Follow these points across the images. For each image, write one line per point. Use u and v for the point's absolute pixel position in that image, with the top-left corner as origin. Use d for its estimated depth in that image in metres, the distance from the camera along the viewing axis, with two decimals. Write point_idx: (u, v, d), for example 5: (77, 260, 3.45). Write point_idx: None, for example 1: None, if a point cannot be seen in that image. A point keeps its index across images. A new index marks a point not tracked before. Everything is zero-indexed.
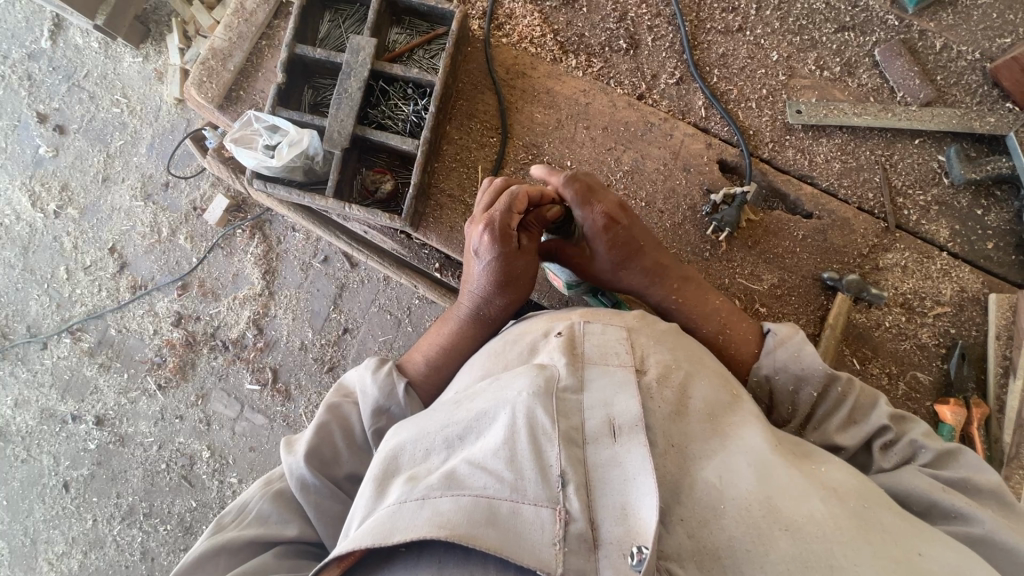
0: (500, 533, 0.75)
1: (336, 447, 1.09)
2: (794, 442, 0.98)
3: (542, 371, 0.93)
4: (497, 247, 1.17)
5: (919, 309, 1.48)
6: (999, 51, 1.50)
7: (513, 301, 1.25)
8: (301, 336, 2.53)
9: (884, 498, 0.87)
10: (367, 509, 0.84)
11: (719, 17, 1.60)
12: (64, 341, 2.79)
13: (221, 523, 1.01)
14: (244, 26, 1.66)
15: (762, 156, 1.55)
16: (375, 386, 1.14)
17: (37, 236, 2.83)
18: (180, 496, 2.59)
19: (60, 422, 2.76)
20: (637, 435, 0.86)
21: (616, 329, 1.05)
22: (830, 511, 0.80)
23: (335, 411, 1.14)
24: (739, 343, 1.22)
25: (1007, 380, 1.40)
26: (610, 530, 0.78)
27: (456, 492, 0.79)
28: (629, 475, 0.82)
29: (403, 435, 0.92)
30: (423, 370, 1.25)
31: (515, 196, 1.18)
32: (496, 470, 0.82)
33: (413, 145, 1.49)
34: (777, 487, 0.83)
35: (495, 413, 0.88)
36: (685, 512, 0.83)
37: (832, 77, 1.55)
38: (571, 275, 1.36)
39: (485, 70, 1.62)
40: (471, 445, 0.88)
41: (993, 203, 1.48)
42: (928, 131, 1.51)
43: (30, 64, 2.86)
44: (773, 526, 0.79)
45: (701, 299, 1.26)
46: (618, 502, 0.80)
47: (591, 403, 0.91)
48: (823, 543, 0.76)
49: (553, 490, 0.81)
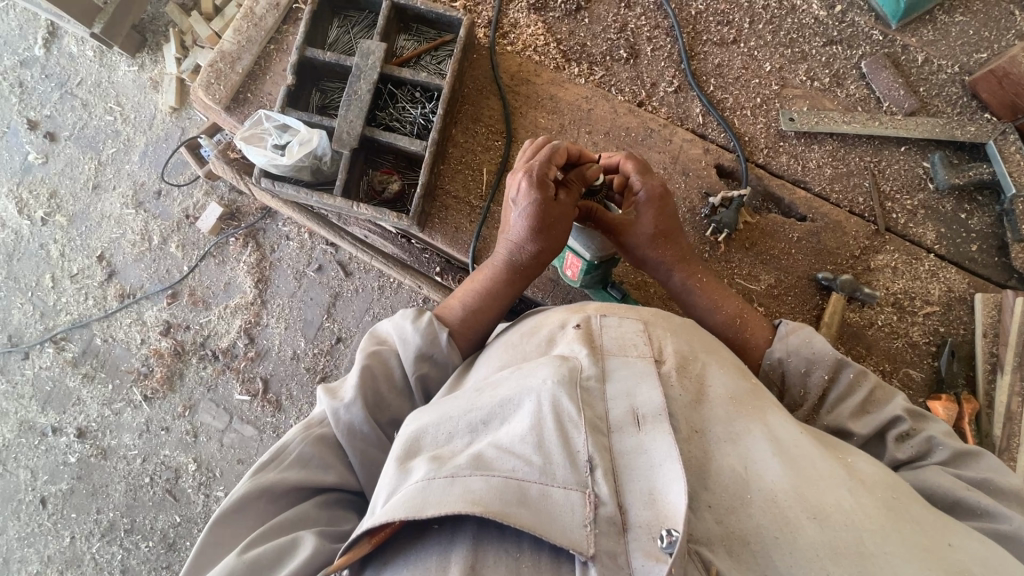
0: (532, 514, 0.76)
1: (379, 390, 1.09)
2: (816, 431, 0.99)
3: (565, 362, 0.93)
4: (538, 193, 1.19)
5: (910, 308, 1.54)
6: (976, 65, 1.59)
7: (549, 252, 1.26)
8: (294, 345, 2.51)
9: (911, 492, 0.89)
10: (391, 486, 0.84)
11: (714, 30, 1.67)
12: (46, 351, 2.73)
13: (260, 464, 0.99)
14: (252, 31, 1.69)
15: (757, 161, 1.61)
16: (417, 334, 1.15)
17: (23, 243, 2.79)
18: (164, 511, 2.52)
19: (38, 435, 2.68)
20: (661, 424, 0.87)
21: (632, 322, 1.05)
22: (858, 500, 0.82)
23: (376, 356, 1.13)
24: (753, 331, 1.26)
25: (996, 376, 1.46)
26: (638, 514, 0.79)
27: (485, 472, 0.80)
28: (654, 462, 0.83)
29: (425, 418, 0.93)
30: (459, 316, 1.25)
31: (556, 150, 1.24)
32: (524, 454, 0.83)
33: (421, 146, 1.52)
34: (803, 476, 0.84)
35: (520, 401, 0.89)
36: (712, 498, 0.83)
37: (822, 87, 1.63)
38: (596, 253, 1.33)
39: (490, 76, 1.67)
40: (496, 430, 0.89)
41: (976, 207, 1.55)
42: (913, 139, 1.58)
43: (22, 71, 2.85)
44: (801, 515, 0.80)
45: (714, 289, 1.32)
46: (645, 488, 0.81)
47: (614, 394, 0.92)
48: (852, 532, 0.78)
49: (582, 474, 0.82)
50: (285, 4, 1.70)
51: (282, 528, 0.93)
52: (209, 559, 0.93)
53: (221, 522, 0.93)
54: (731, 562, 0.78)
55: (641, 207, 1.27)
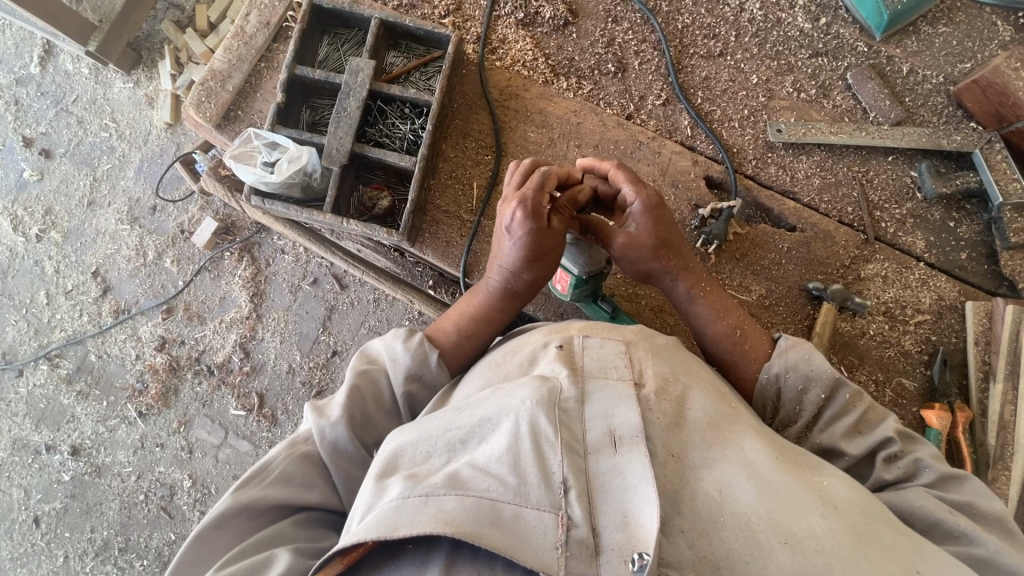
0: (504, 536, 0.75)
1: (367, 412, 1.08)
2: (796, 453, 0.98)
3: (545, 382, 0.93)
4: (531, 220, 1.19)
5: (901, 317, 1.53)
6: (960, 75, 1.61)
7: (546, 274, 1.26)
8: (289, 359, 2.50)
9: (886, 515, 0.88)
10: (367, 505, 0.83)
11: (701, 43, 1.69)
12: (40, 368, 2.71)
13: (242, 480, 0.98)
14: (243, 50, 1.70)
15: (746, 172, 1.62)
16: (408, 356, 1.14)
17: (17, 260, 2.78)
18: (158, 529, 2.49)
19: (33, 453, 2.66)
20: (637, 446, 0.86)
21: (614, 343, 1.05)
22: (830, 526, 0.81)
23: (365, 375, 1.12)
24: (750, 344, 1.24)
25: (989, 385, 1.45)
26: (611, 537, 0.78)
27: (460, 492, 0.79)
28: (629, 483, 0.83)
29: (405, 438, 0.92)
30: (453, 338, 1.24)
31: (545, 177, 1.24)
32: (500, 475, 0.82)
33: (410, 162, 1.53)
34: (776, 501, 0.83)
35: (499, 420, 0.88)
36: (685, 522, 0.82)
37: (809, 98, 1.64)
38: (585, 268, 1.33)
39: (479, 92, 1.68)
40: (474, 449, 0.88)
41: (964, 216, 1.56)
42: (900, 149, 1.59)
43: (18, 89, 2.87)
44: (772, 540, 0.79)
45: (716, 297, 1.30)
46: (618, 509, 0.80)
47: (592, 414, 0.91)
48: (823, 558, 0.77)
49: (556, 495, 0.81)
50: (275, 22, 1.71)
51: (261, 545, 0.91)
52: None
53: (199, 539, 0.92)
54: None
55: (633, 219, 1.25)
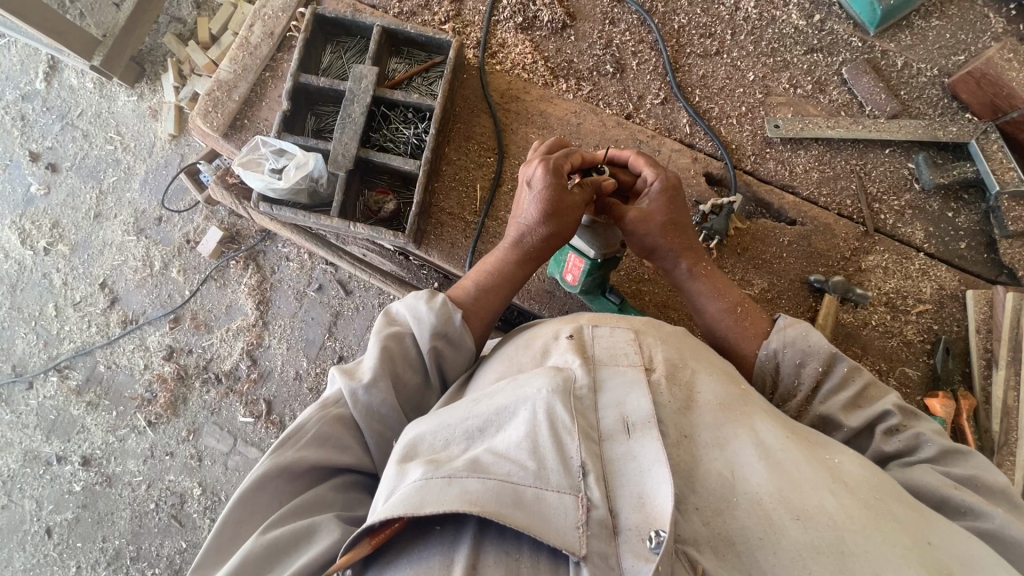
0: (526, 517, 0.77)
1: (398, 372, 1.08)
2: (805, 430, 0.99)
3: (560, 372, 0.94)
4: (551, 176, 1.21)
5: (902, 307, 1.55)
6: (955, 68, 1.63)
7: (564, 235, 1.25)
8: (296, 365, 2.53)
9: (897, 489, 0.89)
10: (389, 488, 0.84)
11: (697, 42, 1.71)
12: (50, 380, 2.74)
13: (277, 442, 0.96)
14: (248, 60, 1.73)
15: (745, 168, 1.65)
16: (432, 313, 1.13)
17: (26, 273, 2.82)
18: (169, 537, 2.52)
19: (44, 464, 2.69)
20: (651, 431, 0.88)
21: (623, 331, 1.06)
22: (841, 502, 0.82)
23: (394, 336, 1.11)
24: (751, 328, 1.25)
25: (992, 372, 1.47)
26: (629, 516, 0.80)
27: (482, 475, 0.81)
28: (643, 467, 0.84)
29: (423, 426, 0.92)
30: (472, 295, 1.23)
31: (572, 151, 1.29)
32: (520, 460, 0.84)
33: (415, 166, 1.56)
34: (787, 479, 0.85)
35: (515, 408, 0.90)
36: (699, 500, 0.84)
37: (805, 94, 1.66)
38: (601, 251, 1.32)
39: (481, 95, 1.71)
40: (491, 437, 0.89)
41: (962, 206, 1.58)
42: (897, 141, 1.61)
43: (24, 105, 2.91)
44: (784, 517, 0.81)
45: (716, 276, 1.33)
46: (635, 491, 0.83)
47: (605, 403, 0.93)
48: (834, 531, 0.79)
49: (575, 478, 0.83)
50: (279, 32, 1.75)
51: (301, 511, 0.92)
52: (232, 533, 0.93)
53: (243, 500, 0.93)
54: (716, 562, 0.79)
55: (649, 196, 1.27)
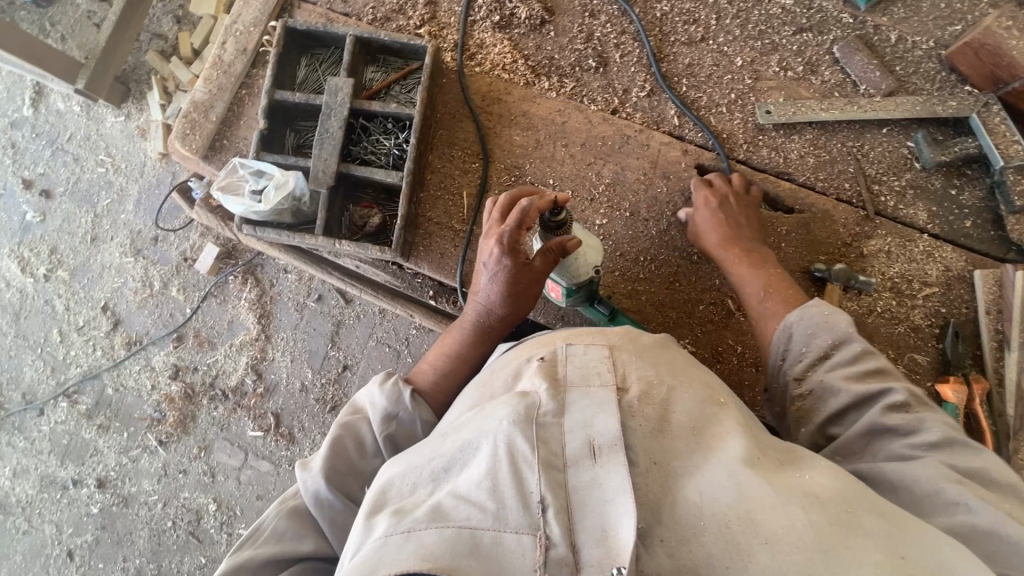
0: (481, 564, 0.72)
1: (351, 459, 1.09)
2: (781, 446, 0.94)
3: (523, 399, 0.90)
4: (507, 257, 1.23)
5: (908, 292, 1.50)
6: (951, 38, 1.57)
7: (516, 312, 1.30)
8: (301, 377, 2.52)
9: (877, 502, 0.82)
10: (355, 544, 0.81)
11: (682, 29, 1.65)
12: (60, 405, 2.75)
13: (236, 545, 0.99)
14: (223, 79, 1.70)
15: (737, 157, 1.59)
16: (383, 397, 1.16)
17: (29, 300, 2.81)
18: (188, 553, 2.53)
19: (61, 488, 2.70)
20: (617, 455, 0.83)
21: (597, 348, 1.02)
22: (812, 520, 0.76)
23: (348, 426, 1.14)
24: (782, 302, 1.28)
25: (1004, 354, 1.42)
26: (591, 552, 0.74)
27: (440, 524, 0.77)
28: (607, 496, 0.79)
29: (392, 472, 0.91)
30: (433, 378, 1.27)
31: (526, 212, 1.22)
32: (478, 500, 0.80)
33: (397, 177, 1.52)
34: (757, 498, 0.79)
35: (478, 444, 0.86)
36: (665, 531, 0.78)
37: (797, 76, 1.61)
38: (573, 280, 1.30)
39: (461, 99, 1.66)
40: (456, 477, 0.85)
41: (966, 182, 1.52)
42: (894, 120, 1.56)
43: (13, 132, 2.89)
44: (751, 540, 0.74)
45: (752, 260, 1.37)
46: (599, 523, 0.77)
47: (572, 426, 0.87)
48: (805, 553, 0.72)
49: (534, 515, 0.78)
50: (252, 48, 1.71)
51: None
52: None
53: None
54: None
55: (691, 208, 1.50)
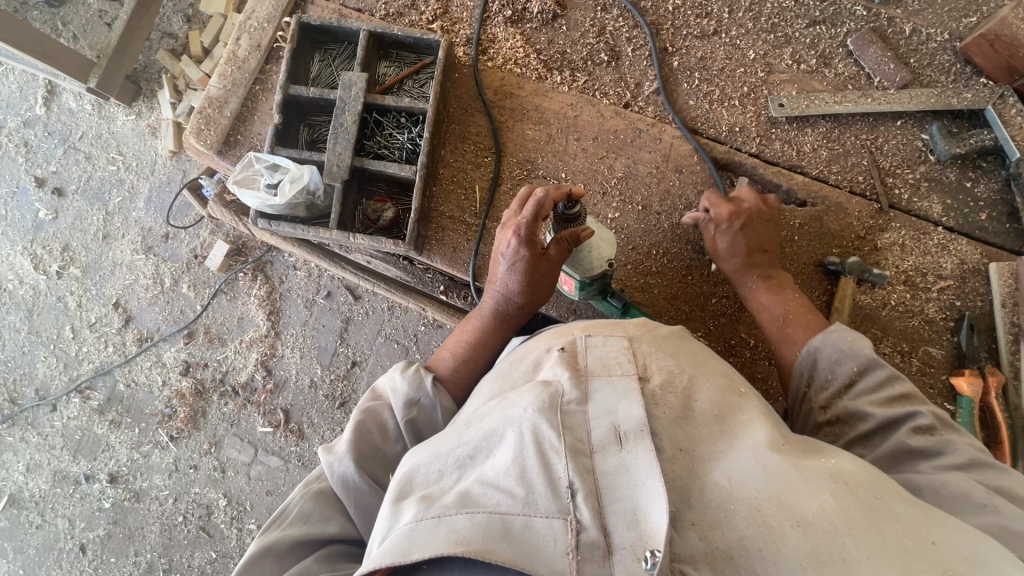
0: (514, 547, 0.73)
1: (374, 442, 1.10)
2: (801, 437, 0.95)
3: (546, 388, 0.91)
4: (524, 247, 1.25)
5: (922, 285, 1.50)
6: (966, 30, 1.56)
7: (532, 302, 1.31)
8: (311, 373, 2.53)
9: (903, 491, 0.82)
10: (384, 529, 0.82)
11: (693, 23, 1.65)
12: (73, 401, 2.78)
13: (264, 528, 1.00)
14: (237, 74, 1.71)
15: (750, 151, 1.59)
16: (405, 382, 1.17)
17: (41, 297, 2.84)
18: (199, 548, 2.55)
19: (73, 483, 2.73)
20: (644, 441, 0.83)
21: (617, 340, 1.03)
22: (842, 504, 0.76)
23: (371, 412, 1.14)
24: (801, 331, 1.28)
25: (1019, 347, 1.41)
26: (622, 535, 0.75)
27: (471, 510, 0.78)
28: (636, 480, 0.79)
29: (417, 458, 0.91)
30: (451, 366, 1.29)
31: (542, 203, 1.25)
32: (507, 487, 0.80)
33: (411, 171, 1.53)
34: (787, 482, 0.79)
35: (503, 432, 0.87)
36: (695, 516, 0.79)
37: (810, 69, 1.60)
38: (586, 274, 1.29)
39: (474, 93, 1.67)
40: (482, 464, 0.86)
41: (981, 174, 1.52)
42: (908, 112, 1.55)
43: (26, 131, 2.92)
44: (784, 523, 0.75)
45: (772, 285, 1.37)
46: (629, 507, 0.77)
47: (596, 413, 0.88)
48: (837, 536, 0.72)
49: (563, 500, 0.78)
50: (266, 43, 1.72)
51: None
52: None
53: None
54: None
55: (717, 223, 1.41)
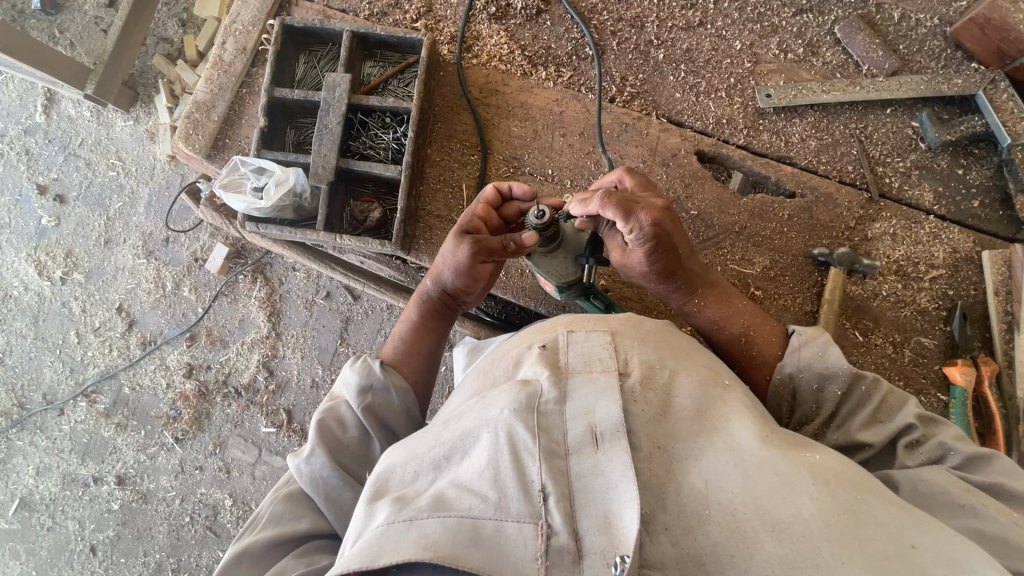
0: (483, 554, 0.73)
1: (335, 437, 1.10)
2: (785, 431, 0.93)
3: (525, 388, 0.90)
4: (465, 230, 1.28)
5: (914, 275, 1.48)
6: (956, 14, 1.53)
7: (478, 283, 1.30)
8: (312, 374, 2.55)
9: (884, 491, 0.81)
10: (358, 531, 0.82)
11: (679, 15, 1.63)
12: (79, 405, 2.81)
13: (238, 536, 1.02)
14: (223, 78, 1.72)
15: (737, 143, 1.58)
16: (355, 374, 1.17)
17: (46, 303, 2.88)
18: (207, 547, 2.58)
19: (82, 486, 2.77)
20: (619, 442, 0.82)
21: (600, 334, 1.01)
22: (820, 509, 0.75)
23: (329, 411, 1.15)
24: (763, 349, 1.21)
25: (1013, 335, 1.40)
26: (593, 540, 0.75)
27: (443, 514, 0.78)
28: (610, 484, 0.79)
29: (394, 459, 0.90)
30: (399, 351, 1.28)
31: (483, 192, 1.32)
32: (481, 491, 0.80)
33: (396, 171, 1.53)
34: (763, 486, 0.78)
35: (478, 433, 0.86)
36: (669, 519, 0.78)
37: (797, 58, 1.58)
38: (561, 281, 1.32)
39: (459, 92, 1.67)
40: (457, 465, 0.86)
41: (972, 161, 1.49)
42: (898, 100, 1.53)
43: (26, 139, 2.95)
44: (757, 529, 0.74)
45: (722, 298, 1.27)
46: (601, 512, 0.77)
47: (574, 413, 0.87)
48: (810, 542, 0.72)
49: (535, 504, 0.78)
50: (251, 46, 1.73)
51: None
52: None
53: None
54: None
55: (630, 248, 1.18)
